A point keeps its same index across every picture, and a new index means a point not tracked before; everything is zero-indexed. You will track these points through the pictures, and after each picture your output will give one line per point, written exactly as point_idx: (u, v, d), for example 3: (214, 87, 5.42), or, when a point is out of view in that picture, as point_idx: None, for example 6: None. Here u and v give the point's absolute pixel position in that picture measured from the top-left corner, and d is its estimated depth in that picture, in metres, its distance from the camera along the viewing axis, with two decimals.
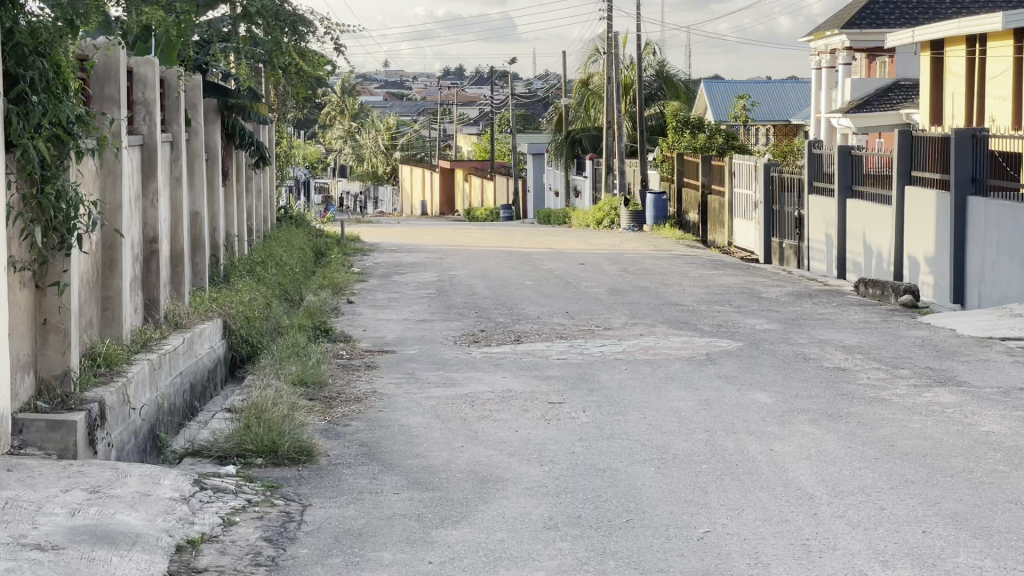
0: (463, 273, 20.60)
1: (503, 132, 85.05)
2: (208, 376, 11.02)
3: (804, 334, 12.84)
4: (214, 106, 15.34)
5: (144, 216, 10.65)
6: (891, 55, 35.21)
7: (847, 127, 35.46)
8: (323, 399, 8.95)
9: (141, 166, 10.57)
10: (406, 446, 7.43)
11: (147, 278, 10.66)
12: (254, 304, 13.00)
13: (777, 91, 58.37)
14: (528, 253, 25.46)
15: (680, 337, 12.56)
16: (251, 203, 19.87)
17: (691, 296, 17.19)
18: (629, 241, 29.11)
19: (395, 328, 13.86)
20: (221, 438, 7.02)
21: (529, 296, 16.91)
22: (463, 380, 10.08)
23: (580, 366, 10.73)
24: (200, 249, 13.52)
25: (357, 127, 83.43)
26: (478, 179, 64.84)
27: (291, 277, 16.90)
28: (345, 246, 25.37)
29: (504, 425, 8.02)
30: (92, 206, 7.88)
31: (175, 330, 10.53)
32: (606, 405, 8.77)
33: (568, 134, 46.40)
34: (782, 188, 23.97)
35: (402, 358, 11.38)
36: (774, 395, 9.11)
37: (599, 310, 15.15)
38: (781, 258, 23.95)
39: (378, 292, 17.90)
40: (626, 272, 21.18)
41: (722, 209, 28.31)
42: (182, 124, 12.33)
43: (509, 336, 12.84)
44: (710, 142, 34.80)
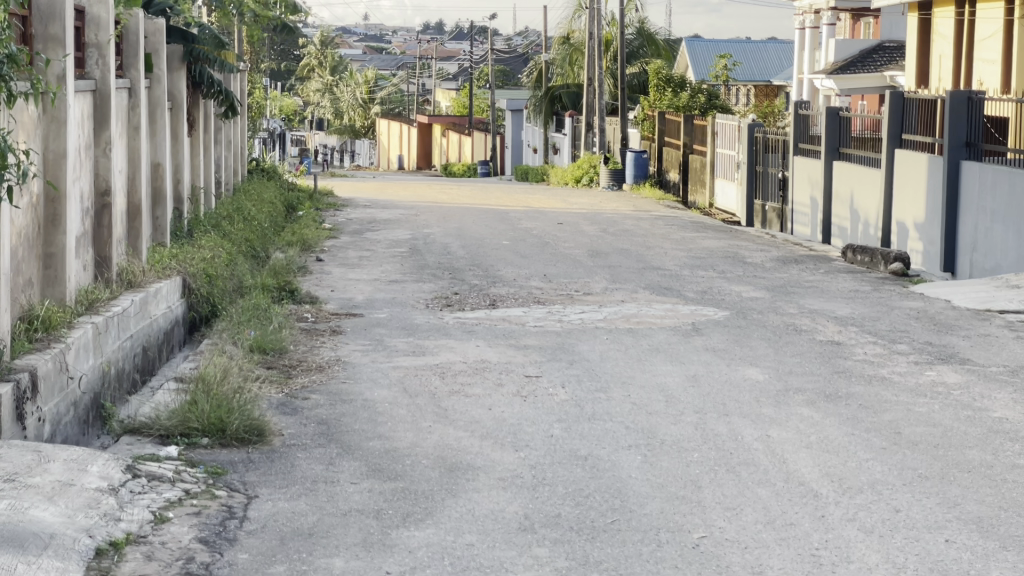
0: (437, 231, 19.91)
1: (481, 87, 84.12)
2: (163, 340, 10.37)
3: (794, 303, 12.23)
4: (179, 52, 14.55)
5: (96, 166, 9.90)
6: (876, 16, 34.44)
7: (830, 88, 34.81)
8: (283, 368, 8.30)
9: (93, 113, 9.84)
10: (369, 424, 6.79)
11: (97, 234, 9.96)
12: (216, 261, 12.33)
13: (759, 50, 57.53)
14: (506, 211, 24.78)
15: (663, 305, 11.94)
16: (218, 154, 19.14)
17: (674, 259, 16.57)
18: (609, 201, 28.48)
19: (365, 289, 13.18)
20: (164, 414, 6.37)
21: (505, 256, 16.25)
22: (434, 348, 9.43)
23: (559, 335, 10.11)
24: (161, 203, 12.81)
25: (335, 80, 82.35)
26: (456, 134, 64.00)
27: (258, 231, 16.22)
28: (317, 201, 24.64)
29: (477, 401, 7.40)
30: (26, 154, 7.15)
31: (127, 290, 9.86)
32: (587, 380, 8.15)
33: (548, 89, 45.64)
34: (766, 148, 23.33)
35: (370, 323, 10.72)
36: (767, 372, 8.49)
37: (579, 273, 14.53)
38: (763, 221, 23.34)
39: (349, 249, 17.25)
40: (606, 233, 20.52)
41: (703, 168, 27.67)
42: (141, 71, 11.57)
43: (484, 301, 12.20)
44: (693, 100, 34.10)
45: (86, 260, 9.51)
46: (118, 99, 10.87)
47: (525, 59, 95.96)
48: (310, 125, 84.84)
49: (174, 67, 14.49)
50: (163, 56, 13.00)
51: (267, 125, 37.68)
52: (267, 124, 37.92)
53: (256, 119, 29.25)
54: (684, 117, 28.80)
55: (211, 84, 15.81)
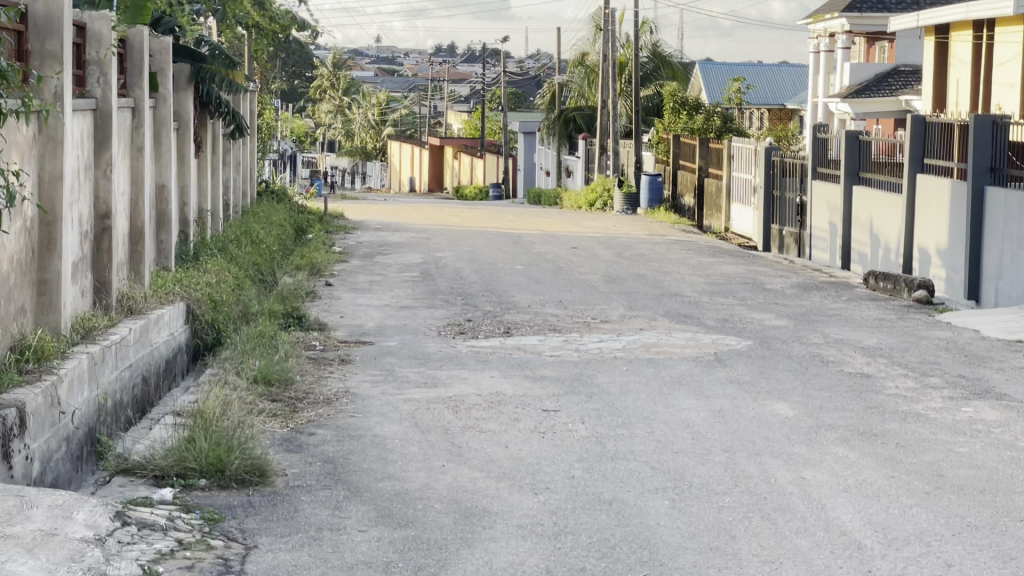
0: (450, 255, 19.56)
1: (493, 110, 83.97)
2: (164, 368, 10.03)
3: (818, 332, 11.82)
4: (187, 72, 14.24)
5: (96, 187, 9.57)
6: (891, 40, 34.03)
7: (845, 112, 34.44)
8: (288, 401, 7.93)
9: (94, 134, 9.51)
10: (377, 463, 6.41)
11: (97, 258, 9.61)
12: (222, 286, 11.98)
13: (773, 74, 57.22)
14: (518, 235, 24.41)
15: (683, 334, 11.55)
16: (227, 176, 18.82)
17: (692, 285, 16.17)
18: (623, 225, 28.11)
19: (375, 315, 12.81)
20: (159, 453, 6.02)
21: (519, 282, 15.89)
22: (447, 379, 9.05)
23: (576, 365, 9.72)
24: (165, 226, 12.47)
25: (348, 102, 82.25)
26: (468, 157, 63.74)
27: (266, 255, 15.89)
28: (328, 223, 24.32)
29: (493, 438, 7.01)
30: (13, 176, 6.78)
31: (127, 317, 9.51)
32: (607, 415, 7.75)
33: (561, 112, 45.41)
34: (783, 172, 22.95)
35: (380, 351, 10.34)
36: (796, 407, 8.09)
37: (595, 299, 14.14)
38: (781, 246, 22.95)
39: (359, 273, 16.90)
40: (621, 258, 20.14)
41: (718, 192, 27.29)
42: (145, 91, 11.24)
43: (498, 328, 11.82)
44: (708, 123, 33.78)
45: (84, 285, 9.18)
46: (121, 119, 10.55)
47: (537, 82, 95.82)
48: (322, 146, 84.77)
49: (181, 87, 14.17)
50: (169, 77, 12.66)
51: (277, 145, 37.40)
52: (278, 144, 37.65)
53: (267, 140, 28.98)
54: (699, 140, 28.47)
55: (219, 105, 15.50)
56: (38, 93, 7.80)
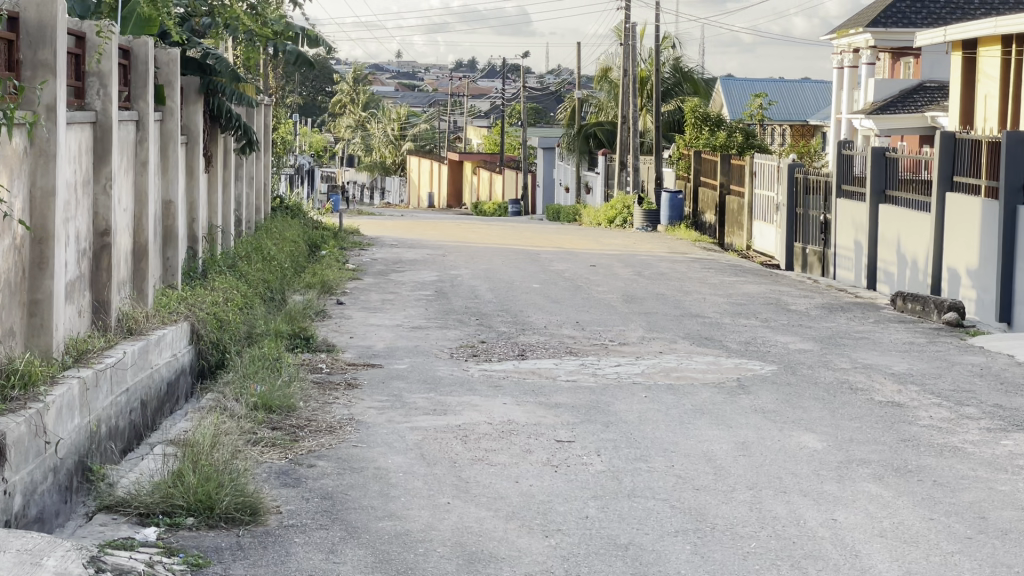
0: (465, 273, 19.16)
1: (513, 125, 83.69)
2: (165, 391, 9.64)
3: (846, 356, 11.39)
4: (197, 84, 13.87)
5: (95, 204, 9.20)
6: (916, 56, 33.55)
7: (869, 129, 33.98)
8: (288, 429, 7.53)
9: (93, 148, 9.14)
10: (379, 500, 5.99)
11: (96, 277, 9.24)
12: (229, 305, 11.60)
13: (795, 90, 56.77)
14: (537, 252, 24.00)
15: (705, 358, 11.11)
16: (239, 190, 18.46)
17: (714, 306, 15.72)
18: (643, 242, 27.69)
19: (386, 336, 12.42)
20: (145, 489, 5.62)
21: (535, 301, 15.48)
22: (458, 406, 8.64)
23: (593, 391, 9.30)
24: (172, 243, 12.10)
25: (368, 116, 82.08)
26: (487, 173, 63.38)
27: (277, 272, 15.52)
28: (343, 240, 23.96)
29: (503, 472, 6.59)
30: None
31: (126, 339, 9.13)
32: (625, 446, 7.33)
33: (581, 127, 45.03)
34: (807, 190, 22.49)
35: (389, 375, 9.94)
36: (826, 439, 7.67)
37: (614, 321, 13.73)
38: (803, 265, 22.50)
39: (372, 291, 16.51)
40: (641, 276, 19.72)
41: (740, 209, 26.85)
42: (150, 103, 10.85)
43: (512, 350, 11.41)
44: (730, 140, 33.36)
45: (81, 305, 8.80)
46: (124, 132, 10.18)
47: (558, 98, 95.54)
48: (341, 161, 84.60)
49: (191, 100, 13.80)
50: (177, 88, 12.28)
51: (294, 160, 37.11)
52: (294, 158, 37.34)
53: (282, 155, 28.65)
54: (721, 157, 28.03)
55: (230, 119, 15.13)
56: (30, 104, 7.40)
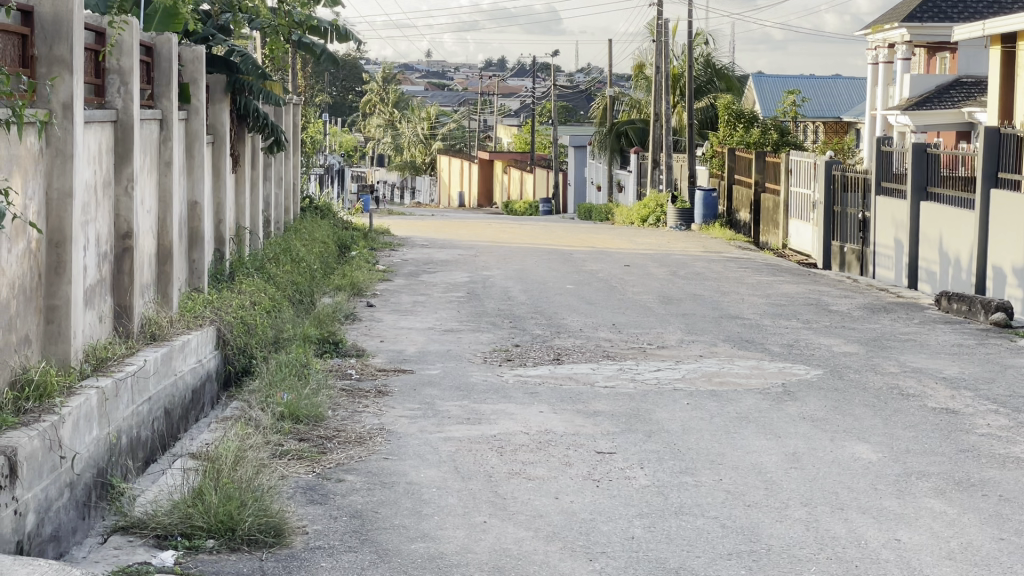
0: (497, 273, 18.82)
1: (543, 123, 83.34)
2: (190, 399, 9.34)
3: (893, 360, 10.97)
4: (223, 82, 13.56)
5: (116, 206, 8.90)
6: (952, 51, 32.98)
7: (906, 125, 33.43)
8: (316, 441, 7.20)
9: (114, 148, 8.84)
10: (411, 518, 5.65)
11: (117, 281, 8.95)
12: (256, 309, 11.32)
13: (828, 86, 56.14)
14: (569, 251, 23.62)
15: (747, 361, 10.74)
16: (268, 190, 18.18)
17: (752, 307, 15.33)
18: (677, 241, 27.29)
19: (418, 339, 12.08)
20: (164, 508, 5.30)
21: (569, 303, 15.12)
22: (492, 414, 8.29)
23: (633, 399, 8.93)
24: (198, 245, 11.80)
25: (398, 116, 81.84)
26: (518, 172, 63.02)
27: (307, 274, 15.23)
28: (373, 240, 23.67)
29: (543, 487, 6.24)
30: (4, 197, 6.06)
31: (148, 345, 8.83)
32: (668, 458, 6.97)
33: (612, 125, 44.62)
34: (845, 187, 22.03)
35: (421, 381, 9.60)
36: (881, 450, 7.28)
37: (651, 323, 13.36)
38: (841, 264, 22.05)
39: (402, 293, 16.19)
40: (676, 276, 19.33)
41: (776, 208, 26.41)
42: (174, 101, 10.54)
43: (548, 354, 11.05)
44: (764, 136, 32.90)
45: (102, 310, 8.51)
46: (147, 132, 9.88)
47: (588, 96, 95.10)
48: (372, 160, 84.46)
49: (218, 98, 13.48)
50: (203, 86, 11.98)
51: (323, 159, 36.86)
52: (324, 157, 37.10)
53: (312, 155, 28.40)
54: (755, 154, 27.59)
55: (257, 117, 14.82)
56: (45, 102, 7.11)
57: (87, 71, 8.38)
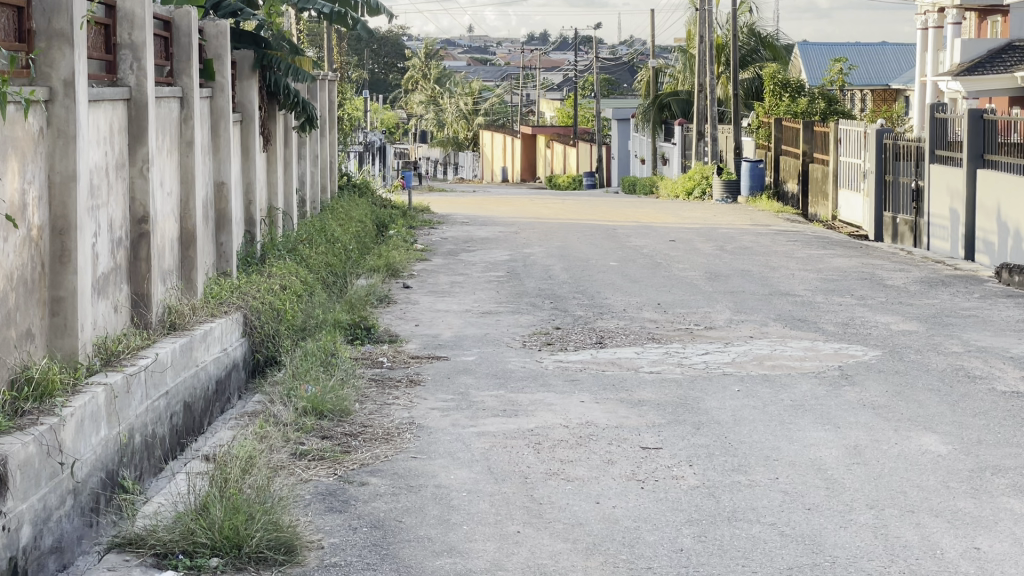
0: (539, 251, 18.29)
1: (586, 97, 82.55)
2: (213, 391, 8.88)
3: (956, 338, 10.36)
4: (251, 58, 13.02)
5: (131, 189, 8.43)
6: (1004, 14, 32.06)
7: (957, 91, 32.53)
8: (340, 438, 6.73)
9: (127, 128, 8.37)
10: (438, 528, 5.16)
11: (134, 268, 8.49)
12: (286, 293, 10.86)
13: (876, 53, 54.97)
14: (614, 227, 23.04)
15: (801, 342, 10.16)
16: (302, 168, 17.71)
17: (804, 282, 14.73)
18: (723, 214, 26.64)
19: (455, 323, 11.60)
20: (166, 522, 4.84)
21: (613, 281, 14.57)
22: (530, 405, 7.78)
23: (680, 386, 8.39)
24: (226, 228, 11.30)
25: (440, 91, 81.22)
26: (561, 146, 62.33)
27: (341, 254, 14.76)
28: (412, 218, 23.18)
29: (582, 490, 5.72)
30: None
31: (168, 336, 8.38)
32: (719, 454, 6.43)
33: (656, 97, 43.89)
34: (897, 156, 21.30)
35: (456, 368, 9.10)
36: (950, 441, 6.71)
37: (699, 302, 12.79)
38: (894, 236, 21.34)
39: (441, 274, 15.70)
40: (724, 251, 18.74)
41: (825, 178, 25.70)
42: (195, 78, 10.04)
43: (590, 337, 10.52)
44: (812, 105, 32.13)
45: (117, 300, 8.06)
46: (164, 110, 9.40)
47: (631, 69, 94.17)
48: (415, 137, 84.04)
49: (246, 74, 12.98)
50: (228, 62, 11.49)
51: (363, 136, 36.40)
52: (364, 134, 36.62)
53: (350, 132, 27.94)
54: (803, 124, 26.86)
55: (288, 94, 14.33)
56: (45, 78, 6.63)
57: (96, 45, 7.91)
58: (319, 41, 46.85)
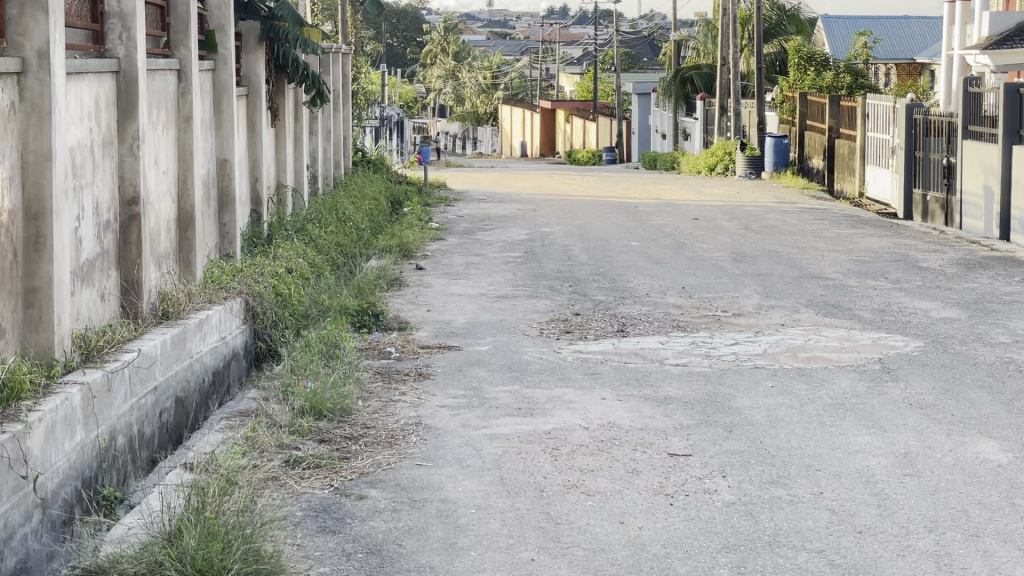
0: (558, 229, 17.69)
1: (607, 71, 81.68)
2: (209, 384, 8.29)
3: (1001, 327, 9.74)
4: (257, 29, 12.40)
5: (121, 168, 7.82)
6: None
7: (986, 66, 31.70)
8: (339, 443, 6.15)
9: (116, 102, 7.74)
10: (442, 555, 4.58)
11: (124, 253, 7.88)
12: (290, 275, 10.28)
13: (901, 26, 53.93)
14: (635, 204, 22.40)
15: (836, 331, 9.54)
16: (313, 143, 17.10)
17: (834, 264, 14.09)
18: (747, 191, 25.96)
19: (468, 307, 11.02)
20: (131, 553, 4.26)
21: (634, 263, 13.94)
22: (547, 403, 7.20)
23: (708, 381, 7.79)
24: (229, 207, 10.68)
25: (458, 65, 80.41)
26: (581, 121, 61.57)
27: (351, 234, 14.18)
28: (428, 194, 22.56)
29: (603, 507, 5.13)
30: None
31: (159, 326, 7.79)
32: (755, 463, 5.83)
33: (678, 71, 43.09)
34: (927, 131, 20.56)
35: (468, 360, 8.53)
36: (1009, 449, 6.09)
37: (726, 285, 12.19)
38: (924, 214, 20.64)
39: (455, 254, 15.11)
40: (749, 230, 18.10)
41: (852, 154, 24.99)
42: (193, 49, 9.37)
43: (611, 324, 9.93)
44: (838, 79, 31.36)
45: (104, 287, 7.47)
46: (159, 84, 8.78)
47: (651, 43, 93.22)
48: (433, 111, 83.36)
49: (251, 48, 12.34)
50: (232, 33, 10.82)
51: (380, 110, 35.75)
52: (379, 109, 35.95)
53: (365, 105, 27.29)
54: (829, 98, 26.12)
55: (297, 68, 13.69)
56: (16, 48, 5.99)
57: (80, 14, 7.29)
58: (336, 14, 46.18)
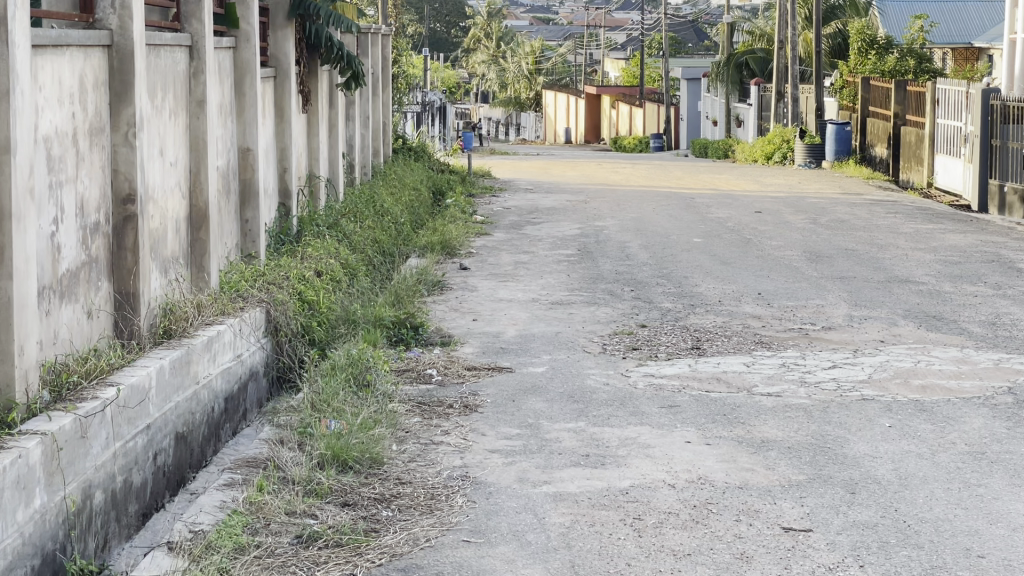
0: (612, 223, 16.41)
1: (652, 56, 79.92)
2: (216, 414, 7.02)
3: None
4: (286, 3, 11.00)
5: (114, 161, 6.52)
6: None
7: None
8: (366, 507, 4.93)
9: (109, 83, 6.43)
10: None
11: (117, 260, 6.59)
12: (317, 279, 9.02)
13: (958, 10, 51.96)
14: (691, 194, 21.04)
15: (948, 351, 8.20)
16: (349, 128, 15.83)
17: (919, 265, 12.72)
18: (808, 181, 24.53)
19: (520, 316, 9.77)
20: None
21: (700, 262, 12.64)
22: (621, 447, 5.93)
23: (811, 418, 6.49)
24: (251, 202, 9.41)
25: (502, 50, 78.99)
26: (627, 107, 60.02)
27: (389, 229, 12.94)
28: (472, 184, 21.28)
29: None
30: None
31: (157, 350, 6.51)
32: (897, 544, 4.55)
33: (731, 55, 41.54)
34: (1006, 118, 19.05)
35: (523, 386, 7.27)
36: None
37: (806, 290, 10.86)
38: (1002, 206, 19.16)
39: (502, 251, 13.85)
40: (819, 225, 16.71)
41: (919, 141, 23.50)
42: (208, 22, 8.06)
43: (685, 339, 8.64)
44: (901, 64, 29.79)
45: (91, 303, 6.23)
46: (165, 62, 7.51)
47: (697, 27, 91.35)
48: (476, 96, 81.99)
49: (280, 24, 11.08)
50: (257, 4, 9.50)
51: (423, 94, 34.51)
52: (422, 93, 34.70)
53: (406, 90, 25.98)
54: (895, 83, 24.64)
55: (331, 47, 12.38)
56: None
57: None
58: None
